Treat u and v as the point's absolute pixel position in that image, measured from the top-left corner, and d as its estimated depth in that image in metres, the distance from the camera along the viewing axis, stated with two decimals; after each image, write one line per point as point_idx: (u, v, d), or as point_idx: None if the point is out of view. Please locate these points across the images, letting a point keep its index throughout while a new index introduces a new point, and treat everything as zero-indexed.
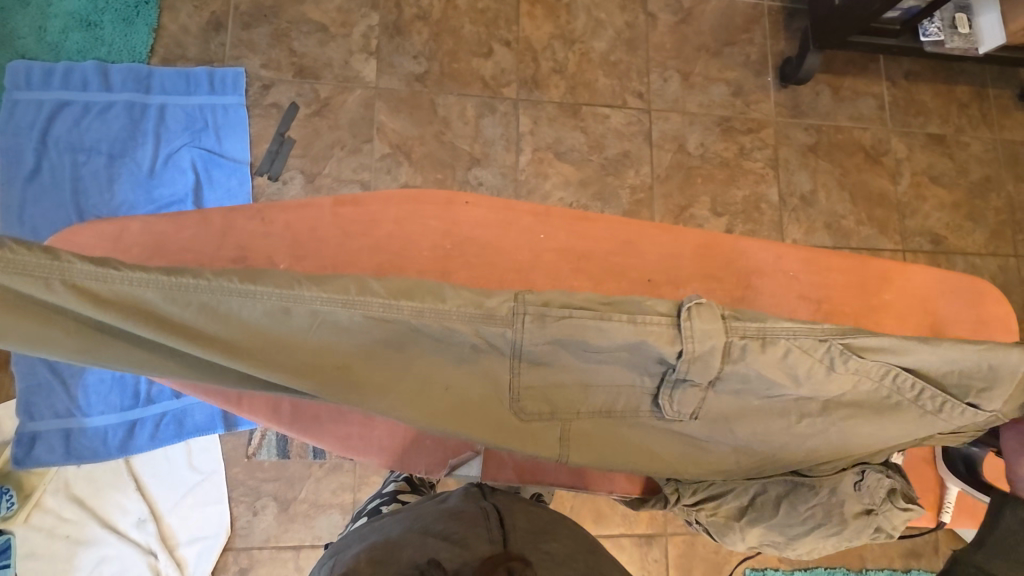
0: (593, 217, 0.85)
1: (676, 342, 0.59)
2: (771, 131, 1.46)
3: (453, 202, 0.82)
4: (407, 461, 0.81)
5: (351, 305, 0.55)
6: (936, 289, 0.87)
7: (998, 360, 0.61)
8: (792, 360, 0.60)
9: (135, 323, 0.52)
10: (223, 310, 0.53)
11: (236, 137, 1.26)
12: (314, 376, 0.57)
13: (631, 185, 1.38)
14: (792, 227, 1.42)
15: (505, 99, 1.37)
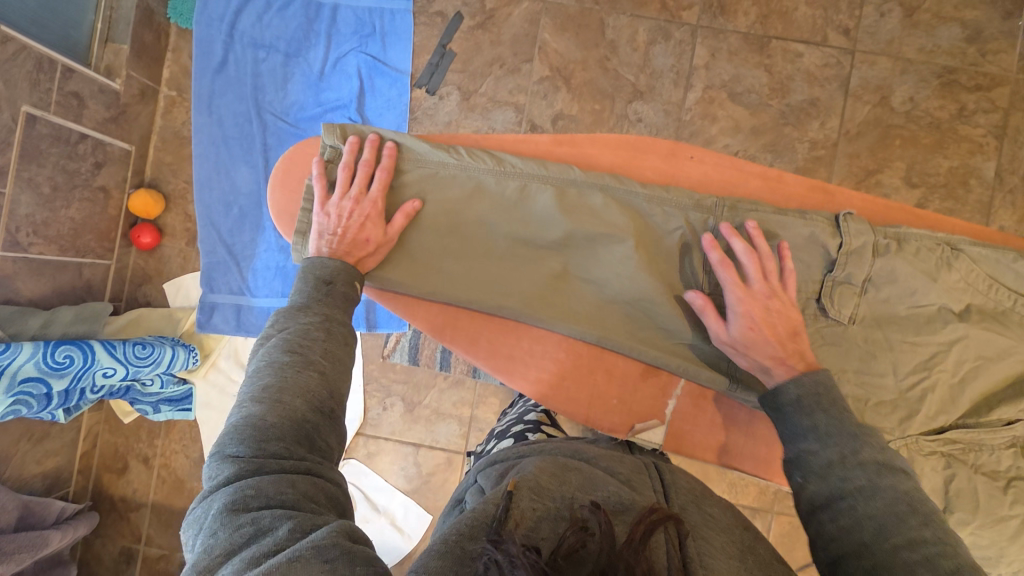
0: (831, 188, 0.80)
1: (837, 237, 0.73)
2: (1008, 91, 1.19)
3: (678, 153, 0.81)
4: (590, 408, 0.79)
5: (631, 192, 0.77)
6: None
7: None
8: (923, 256, 0.73)
9: (513, 187, 0.77)
10: (565, 199, 0.77)
11: (399, 45, 1.25)
12: (607, 244, 0.76)
13: (812, 139, 1.21)
14: (1003, 211, 1.19)
15: (684, 24, 1.22)
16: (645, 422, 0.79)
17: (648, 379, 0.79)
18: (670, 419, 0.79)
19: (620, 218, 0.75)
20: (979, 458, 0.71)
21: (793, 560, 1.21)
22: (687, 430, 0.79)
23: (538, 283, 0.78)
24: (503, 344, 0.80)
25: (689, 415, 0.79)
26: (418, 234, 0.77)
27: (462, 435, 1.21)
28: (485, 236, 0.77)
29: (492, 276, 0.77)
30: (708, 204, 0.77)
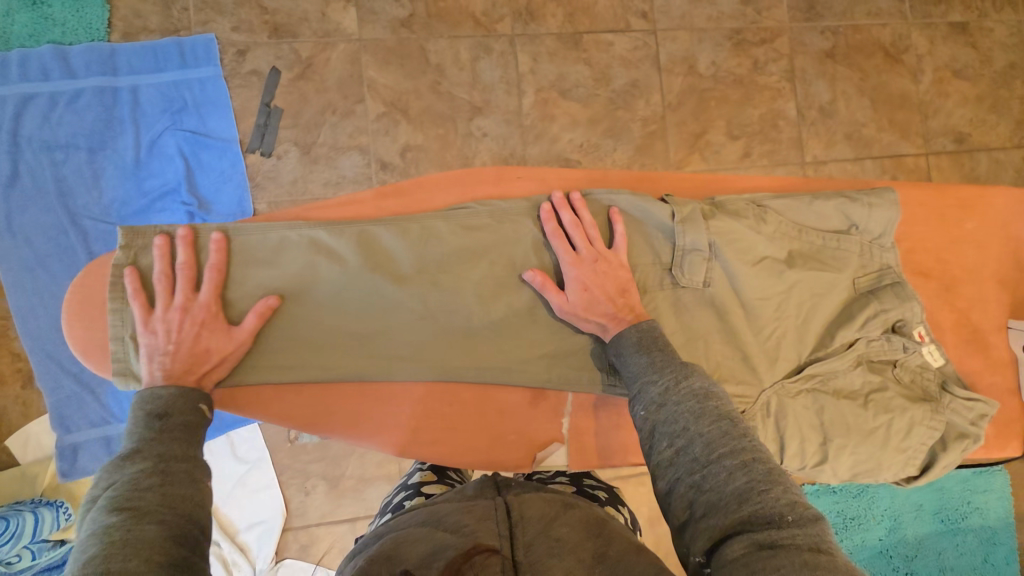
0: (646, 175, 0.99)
1: (670, 212, 0.87)
2: (786, 39, 1.37)
3: (506, 176, 0.97)
4: (493, 444, 0.93)
5: (458, 221, 0.89)
6: (1016, 214, 1.01)
7: (861, 213, 0.91)
8: (741, 216, 0.89)
9: (346, 243, 0.86)
10: (408, 236, 0.87)
11: (219, 114, 1.17)
12: (449, 272, 0.87)
13: (642, 117, 1.31)
14: (812, 142, 1.37)
15: (500, 36, 1.26)
16: (546, 447, 0.94)
17: (535, 404, 0.93)
18: (567, 437, 0.95)
19: (465, 243, 0.87)
20: (835, 382, 0.89)
21: None
22: (585, 436, 0.95)
23: (399, 329, 0.86)
24: (384, 414, 0.90)
25: (584, 417, 0.95)
26: (292, 313, 0.84)
27: None
28: (342, 300, 0.85)
29: (354, 335, 0.85)
30: (546, 205, 0.91)
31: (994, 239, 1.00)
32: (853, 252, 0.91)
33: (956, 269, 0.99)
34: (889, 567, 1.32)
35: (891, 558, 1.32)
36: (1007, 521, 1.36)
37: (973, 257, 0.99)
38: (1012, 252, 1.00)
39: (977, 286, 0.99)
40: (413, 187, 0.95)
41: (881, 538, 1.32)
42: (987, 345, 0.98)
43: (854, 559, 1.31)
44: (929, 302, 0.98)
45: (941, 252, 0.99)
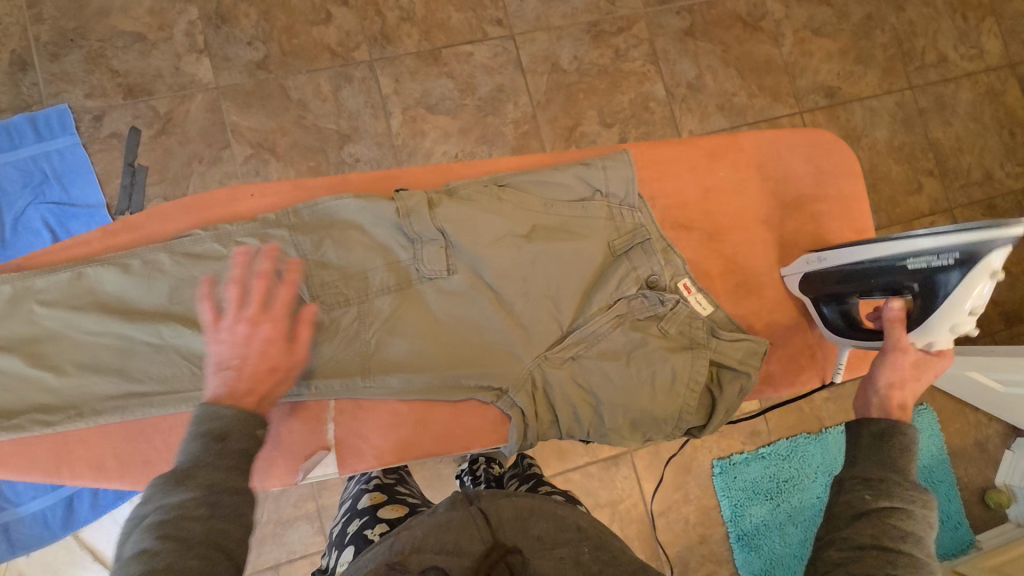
0: (393, 174, 0.87)
1: (394, 206, 0.78)
2: (643, 25, 1.40)
3: (238, 196, 0.83)
4: (267, 478, 0.76)
5: (178, 249, 0.78)
6: (772, 147, 0.91)
7: (611, 170, 0.81)
8: (473, 198, 0.79)
9: (52, 287, 0.75)
10: (123, 270, 0.76)
11: (83, 181, 1.17)
12: (169, 300, 0.76)
13: (513, 120, 1.32)
14: (685, 118, 1.39)
15: (359, 63, 1.28)
16: (310, 458, 0.77)
17: (293, 416, 0.77)
18: (334, 442, 0.78)
19: (187, 269, 0.77)
20: (599, 348, 0.78)
21: (665, 482, 1.29)
22: (350, 442, 0.78)
23: (137, 366, 0.74)
24: (132, 451, 0.75)
25: (349, 423, 0.78)
26: None
27: (316, 531, 1.14)
28: (60, 349, 0.74)
29: (81, 390, 0.73)
30: (273, 219, 0.79)
31: (753, 182, 0.90)
32: (598, 216, 0.81)
33: (721, 218, 0.88)
34: None
35: None
36: (943, 458, 1.35)
37: (733, 202, 0.89)
38: (774, 188, 0.90)
39: (747, 232, 0.88)
40: (142, 221, 0.81)
41: (819, 495, 1.32)
42: (762, 288, 0.87)
43: (795, 520, 1.30)
44: (696, 254, 0.87)
45: (701, 203, 0.88)
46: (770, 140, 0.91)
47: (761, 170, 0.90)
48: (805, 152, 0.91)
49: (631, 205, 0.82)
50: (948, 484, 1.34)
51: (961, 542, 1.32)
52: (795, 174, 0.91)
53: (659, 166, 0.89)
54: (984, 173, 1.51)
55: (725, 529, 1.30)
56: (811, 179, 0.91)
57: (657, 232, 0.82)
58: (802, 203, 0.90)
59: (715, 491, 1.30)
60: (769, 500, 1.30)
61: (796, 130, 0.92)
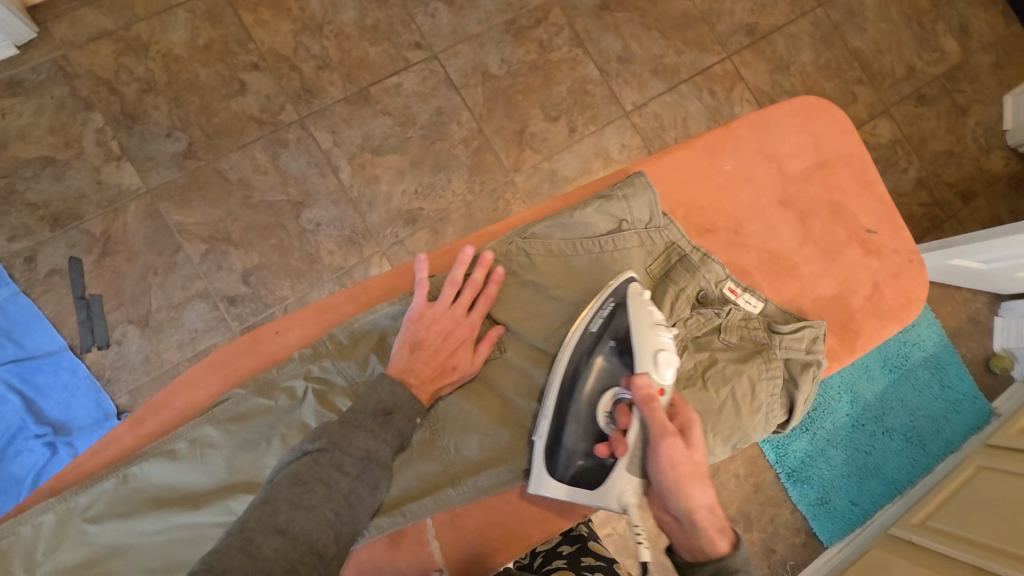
0: (410, 264, 0.76)
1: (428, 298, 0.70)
2: (558, 10, 1.38)
3: (258, 335, 0.71)
4: None
5: (222, 414, 0.65)
6: (766, 129, 0.81)
7: (637, 196, 0.72)
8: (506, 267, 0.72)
9: (93, 505, 0.62)
10: (172, 458, 0.63)
11: (35, 330, 1.08)
12: (236, 473, 0.64)
13: (461, 139, 1.29)
14: (626, 91, 1.39)
15: (289, 125, 1.22)
16: None
17: (396, 547, 0.66)
18: (443, 561, 0.67)
19: (243, 433, 0.65)
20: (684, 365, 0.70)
21: None
22: (463, 553, 0.68)
23: None
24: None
25: (451, 535, 0.68)
26: None
27: None
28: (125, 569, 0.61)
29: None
30: (307, 352, 0.68)
31: (755, 166, 0.79)
32: (629, 246, 0.73)
33: (736, 210, 0.78)
34: (866, 435, 1.36)
35: (864, 426, 1.37)
36: (944, 343, 1.42)
37: (740, 196, 0.78)
38: (779, 170, 0.80)
39: (767, 217, 0.78)
40: (168, 397, 0.68)
41: (848, 412, 1.36)
42: (795, 267, 0.77)
43: (833, 444, 1.35)
44: (724, 256, 0.77)
45: (714, 201, 0.78)
46: (759, 116, 0.81)
47: (761, 154, 0.80)
48: (798, 123, 0.82)
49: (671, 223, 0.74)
50: (954, 363, 1.42)
51: (980, 414, 1.40)
52: (795, 148, 0.81)
53: (658, 177, 0.78)
54: (907, 68, 1.56)
55: (773, 471, 1.33)
56: (809, 152, 0.81)
57: (692, 245, 0.73)
58: (807, 178, 0.80)
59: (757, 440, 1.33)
60: (806, 433, 1.34)
61: (786, 101, 0.82)
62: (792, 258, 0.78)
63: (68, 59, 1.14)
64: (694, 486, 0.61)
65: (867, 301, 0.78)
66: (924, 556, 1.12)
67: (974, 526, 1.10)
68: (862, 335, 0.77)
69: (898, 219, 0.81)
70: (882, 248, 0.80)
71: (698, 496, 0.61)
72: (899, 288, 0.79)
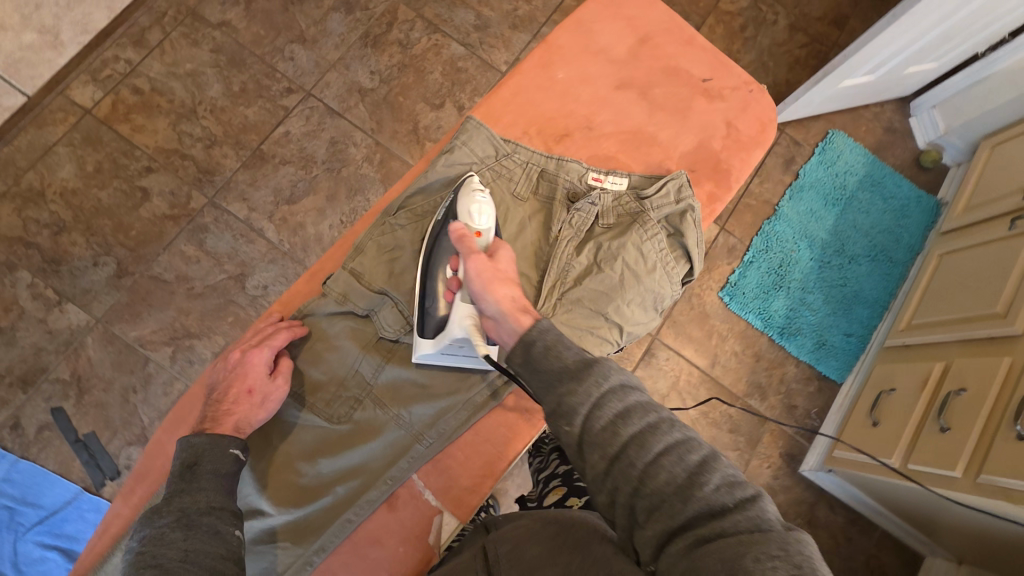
0: (315, 268, 0.80)
1: (332, 300, 0.75)
2: (404, 6, 1.42)
3: (207, 384, 0.74)
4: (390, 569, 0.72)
5: None
6: (582, 30, 0.86)
7: (478, 134, 0.79)
8: (384, 246, 0.76)
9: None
10: None
11: (47, 485, 1.11)
12: None
13: (364, 157, 1.33)
14: (496, 53, 1.43)
15: (202, 209, 1.25)
16: (431, 528, 0.73)
17: (394, 508, 0.73)
18: (440, 502, 0.74)
19: None
20: (576, 263, 0.76)
21: (697, 337, 1.37)
22: (456, 490, 0.75)
23: None
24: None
25: (441, 480, 0.75)
26: None
27: None
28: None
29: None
30: None
31: (586, 64, 0.85)
32: (487, 184, 0.78)
33: (583, 109, 0.84)
34: (835, 272, 1.42)
35: (830, 262, 1.42)
36: (872, 159, 1.48)
37: (584, 95, 0.84)
38: (608, 60, 0.85)
39: (613, 104, 0.84)
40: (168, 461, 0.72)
41: (810, 257, 1.42)
42: (654, 136, 0.83)
43: (808, 291, 1.40)
44: (586, 154, 0.82)
45: (560, 108, 0.83)
46: (574, 21, 0.87)
47: (587, 52, 0.85)
48: (610, 12, 0.87)
49: (517, 144, 0.80)
50: (887, 173, 1.48)
51: (929, 210, 1.46)
52: (617, 33, 0.86)
53: (503, 107, 0.83)
54: None
55: (767, 335, 1.38)
56: (629, 34, 0.86)
57: (546, 156, 0.79)
58: (639, 56, 0.86)
59: (739, 314, 1.38)
60: (780, 290, 1.40)
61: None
62: (651, 131, 0.83)
63: None
64: (495, 290, 0.64)
65: (728, 139, 0.84)
66: (920, 352, 1.18)
67: (949, 306, 1.16)
68: (732, 170, 0.83)
69: (727, 60, 0.87)
70: (722, 90, 0.85)
71: (499, 296, 0.64)
72: (751, 118, 0.85)
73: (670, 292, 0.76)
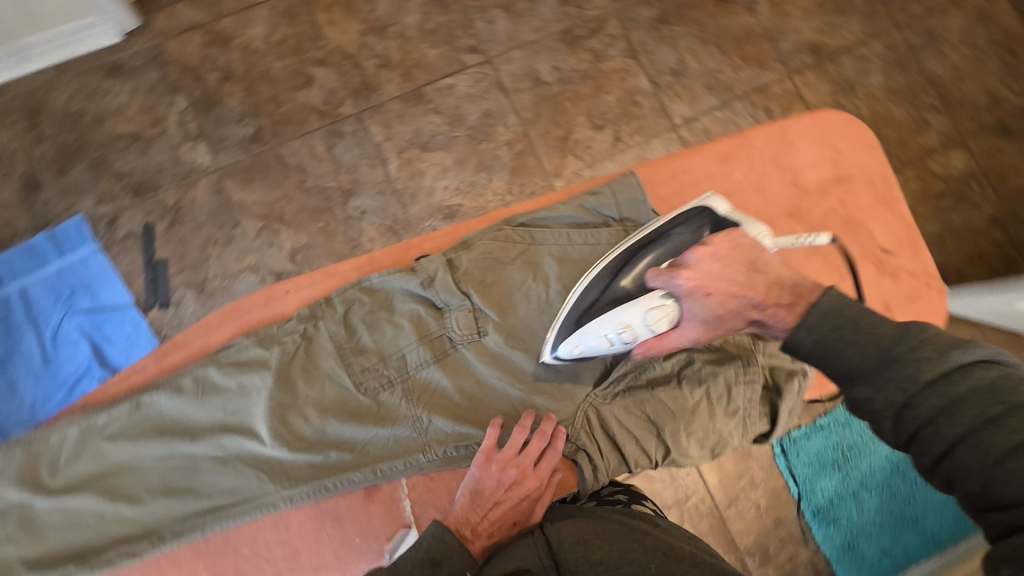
0: (411, 242, 0.91)
1: (422, 278, 0.83)
2: (615, 21, 1.39)
3: (274, 294, 0.88)
4: (340, 554, 0.81)
5: (230, 365, 0.82)
6: (782, 144, 0.91)
7: (627, 197, 0.85)
8: (493, 252, 0.85)
9: (124, 421, 0.80)
10: (184, 397, 0.81)
11: (110, 284, 1.20)
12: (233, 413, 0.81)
13: (507, 141, 1.33)
14: (676, 104, 1.38)
15: (347, 117, 1.30)
16: (394, 537, 0.81)
17: (370, 501, 0.82)
18: (412, 518, 0.82)
19: (245, 377, 0.81)
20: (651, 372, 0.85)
21: (728, 470, 1.27)
22: (428, 516, 0.82)
23: (207, 482, 0.79)
24: (222, 562, 0.80)
25: (423, 498, 0.82)
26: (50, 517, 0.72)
27: None
28: (135, 479, 0.79)
29: (158, 517, 0.78)
30: (307, 314, 0.84)
31: (770, 176, 0.90)
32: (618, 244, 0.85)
33: (745, 218, 0.89)
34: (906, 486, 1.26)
35: (904, 472, 1.27)
36: None
37: (755, 202, 0.89)
38: (793, 181, 0.90)
39: (777, 226, 0.89)
40: None
41: (887, 456, 1.28)
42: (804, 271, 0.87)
43: (867, 487, 1.26)
44: None
45: (723, 204, 0.88)
46: (779, 129, 0.92)
47: (779, 167, 0.90)
48: (818, 140, 0.92)
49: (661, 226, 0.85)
50: None
51: None
52: (810, 162, 0.91)
53: (672, 178, 0.89)
54: (990, 98, 1.46)
55: (798, 507, 1.27)
56: (823, 167, 0.91)
57: None
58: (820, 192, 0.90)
59: (780, 470, 1.27)
60: (837, 471, 1.26)
61: (807, 114, 0.93)
62: (798, 270, 0.88)
63: (163, 47, 1.28)
64: None
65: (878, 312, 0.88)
66: None
67: None
68: None
69: (919, 242, 0.91)
70: (898, 267, 0.89)
71: None
72: (912, 298, 0.88)
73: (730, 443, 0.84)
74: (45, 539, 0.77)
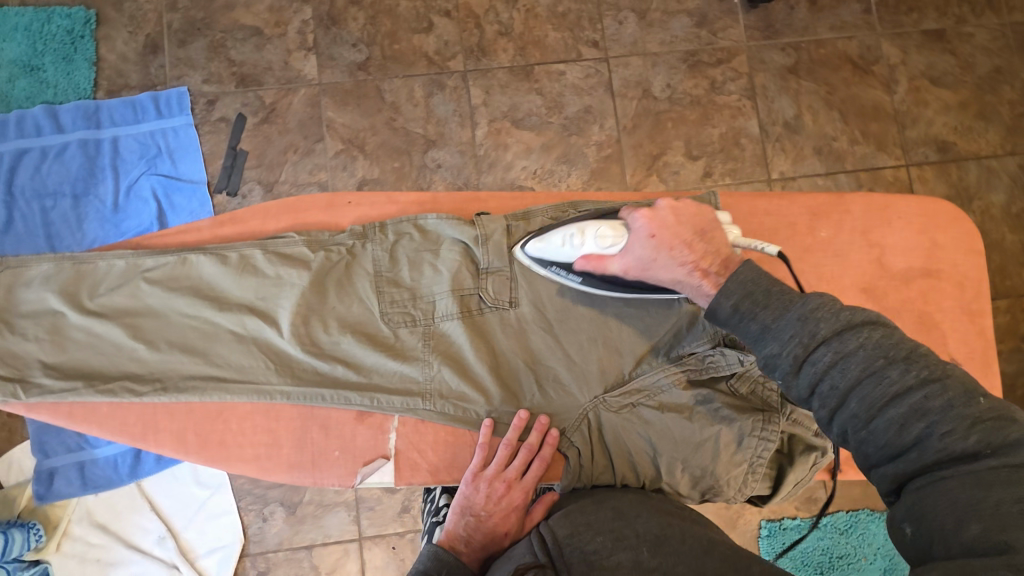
0: (477, 196, 0.95)
1: (474, 233, 0.85)
2: (744, 58, 1.35)
3: (335, 203, 0.94)
4: (316, 461, 0.86)
5: (274, 254, 0.85)
6: (880, 221, 0.92)
7: None
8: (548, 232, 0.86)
9: (166, 271, 0.84)
10: (224, 268, 0.84)
11: (191, 158, 1.26)
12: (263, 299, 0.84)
13: (597, 142, 1.31)
14: (778, 158, 1.33)
15: (453, 72, 1.31)
16: (370, 464, 0.87)
17: (360, 422, 0.88)
18: (392, 451, 0.87)
19: (285, 270, 0.84)
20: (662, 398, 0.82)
21: None
22: (407, 455, 0.87)
23: (221, 353, 0.82)
24: (211, 429, 0.86)
25: (407, 439, 0.87)
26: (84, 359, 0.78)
27: (353, 521, 1.20)
28: (158, 327, 0.82)
29: (167, 368, 0.82)
30: (359, 231, 0.87)
31: (855, 246, 0.92)
32: None
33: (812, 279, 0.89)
34: None
35: None
36: None
37: (831, 266, 0.91)
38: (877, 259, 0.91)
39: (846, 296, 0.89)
40: None
41: None
42: None
43: None
44: None
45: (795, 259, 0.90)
46: (885, 207, 0.93)
47: (867, 242, 0.92)
48: (920, 227, 0.92)
49: None
50: None
51: None
52: (900, 248, 0.92)
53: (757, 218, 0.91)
54: None
55: None
56: (914, 255, 0.91)
57: None
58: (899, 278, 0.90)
59: (760, 552, 1.22)
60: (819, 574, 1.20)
61: (915, 198, 0.93)
62: None
63: None
64: None
65: None
66: None
67: None
68: None
69: (992, 362, 0.88)
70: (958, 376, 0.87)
71: None
72: None
73: (725, 490, 0.81)
74: (64, 352, 0.82)
